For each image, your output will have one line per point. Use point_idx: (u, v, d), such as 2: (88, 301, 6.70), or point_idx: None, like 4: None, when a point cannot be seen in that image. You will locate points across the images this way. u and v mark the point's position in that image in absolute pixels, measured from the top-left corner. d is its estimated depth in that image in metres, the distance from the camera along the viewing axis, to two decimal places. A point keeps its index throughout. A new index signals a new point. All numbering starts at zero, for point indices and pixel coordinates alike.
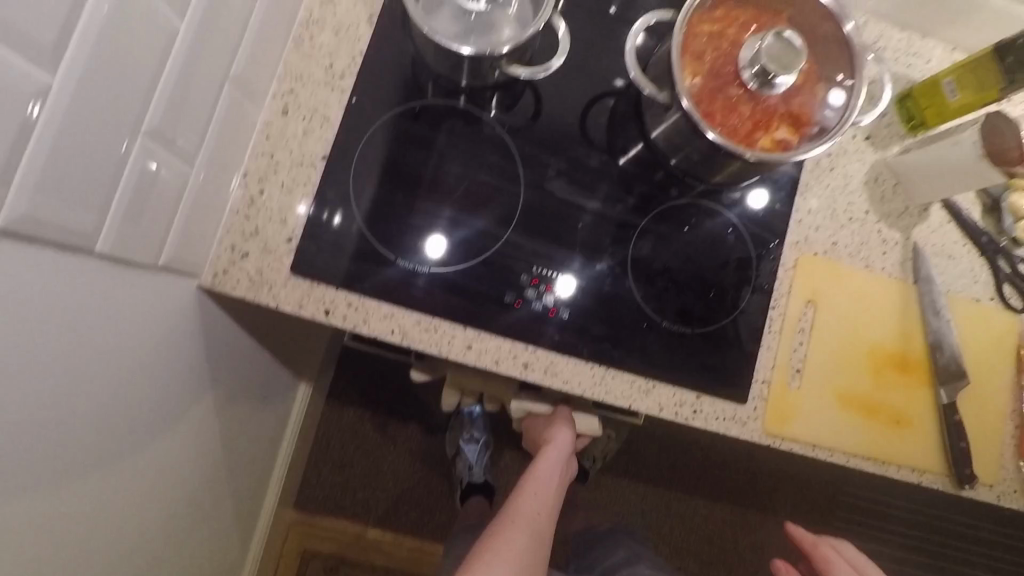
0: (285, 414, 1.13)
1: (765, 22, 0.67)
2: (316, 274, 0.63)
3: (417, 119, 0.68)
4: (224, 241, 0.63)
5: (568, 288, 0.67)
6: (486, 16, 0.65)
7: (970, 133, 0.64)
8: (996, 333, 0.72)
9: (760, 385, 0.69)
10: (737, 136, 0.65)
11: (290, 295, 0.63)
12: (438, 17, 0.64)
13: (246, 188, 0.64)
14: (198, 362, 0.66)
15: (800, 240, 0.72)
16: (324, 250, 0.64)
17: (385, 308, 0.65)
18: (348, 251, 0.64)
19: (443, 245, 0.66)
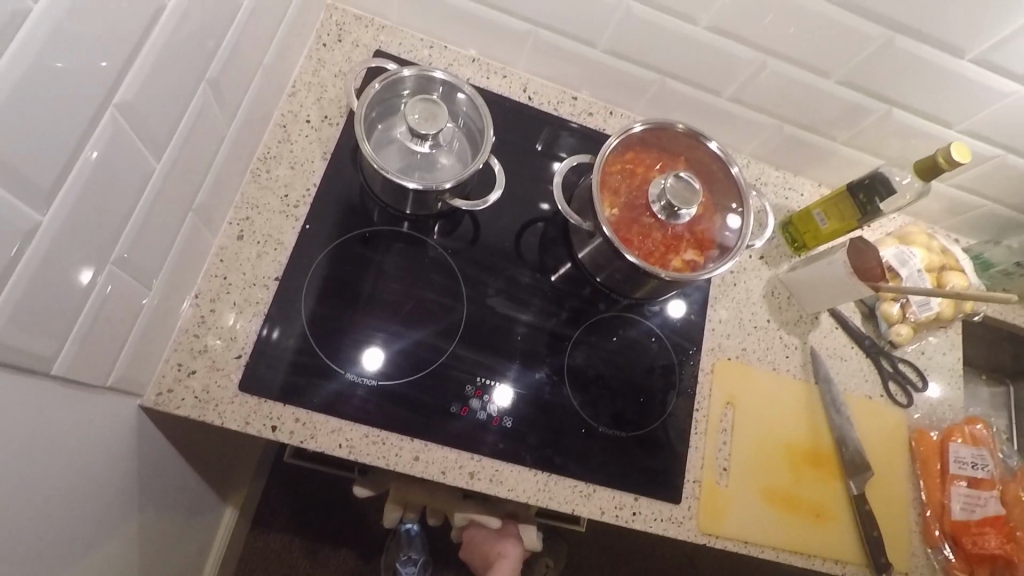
0: (206, 542, 1.06)
1: (667, 164, 0.79)
2: (264, 391, 0.65)
3: (366, 242, 0.74)
4: (171, 359, 0.64)
5: (505, 397, 0.71)
6: (430, 155, 0.73)
7: (840, 255, 0.76)
8: (889, 427, 0.82)
9: (692, 484, 0.74)
10: (653, 259, 0.74)
11: (237, 412, 0.64)
12: (387, 155, 0.72)
13: (197, 308, 0.66)
14: (130, 485, 0.64)
15: (715, 347, 0.80)
16: (273, 367, 0.66)
17: (332, 423, 0.66)
18: (297, 367, 0.66)
19: (380, 358, 0.69)
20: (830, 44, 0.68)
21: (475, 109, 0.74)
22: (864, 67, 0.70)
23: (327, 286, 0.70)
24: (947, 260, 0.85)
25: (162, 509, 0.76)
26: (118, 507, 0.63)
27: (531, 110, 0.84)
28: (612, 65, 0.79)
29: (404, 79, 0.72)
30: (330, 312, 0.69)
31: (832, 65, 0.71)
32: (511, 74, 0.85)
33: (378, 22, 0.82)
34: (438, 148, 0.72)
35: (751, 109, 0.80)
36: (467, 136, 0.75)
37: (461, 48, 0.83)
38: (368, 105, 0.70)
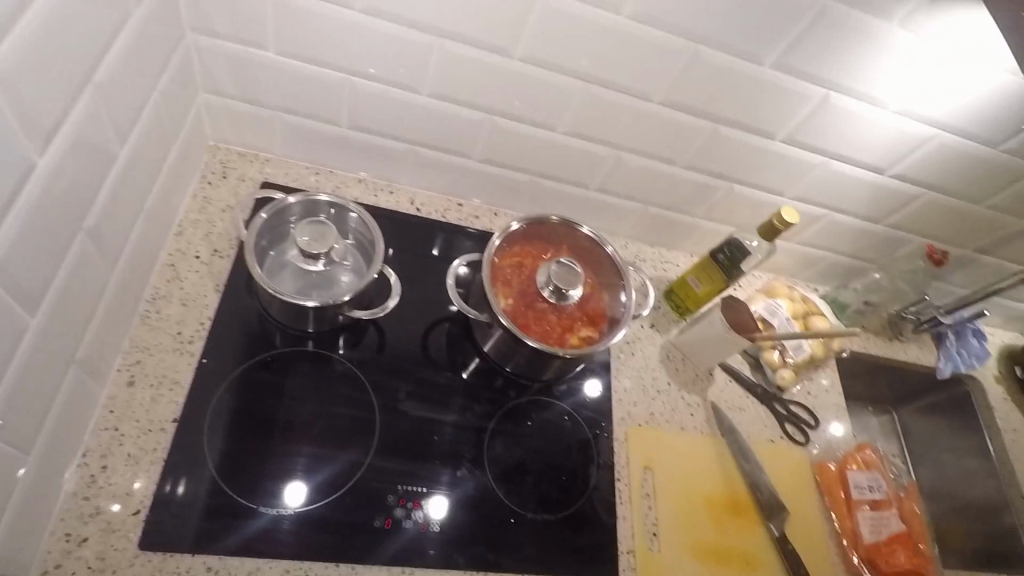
0: None
1: (552, 251, 0.86)
2: (169, 543, 0.60)
3: (269, 367, 0.73)
4: (57, 528, 0.58)
5: (440, 509, 0.70)
6: (325, 273, 0.75)
7: (716, 314, 0.85)
8: (794, 466, 0.88)
9: (626, 556, 0.75)
10: (551, 340, 0.78)
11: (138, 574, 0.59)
12: (282, 279, 0.73)
13: (87, 466, 0.62)
14: None
15: (625, 415, 0.84)
16: (177, 515, 0.62)
17: (248, 564, 0.62)
18: (204, 511, 0.63)
19: (304, 491, 0.66)
20: (670, 136, 0.79)
21: (365, 224, 0.77)
22: (702, 152, 0.81)
23: (231, 418, 0.68)
24: (809, 307, 0.96)
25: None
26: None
27: (421, 219, 0.89)
28: (489, 172, 0.86)
29: (290, 206, 0.75)
30: (236, 444, 0.67)
31: (675, 153, 0.81)
32: (398, 190, 0.90)
33: (263, 158, 0.86)
34: (332, 264, 0.75)
35: (617, 196, 0.89)
36: (359, 250, 0.78)
37: (346, 171, 0.88)
38: (257, 234, 0.72)
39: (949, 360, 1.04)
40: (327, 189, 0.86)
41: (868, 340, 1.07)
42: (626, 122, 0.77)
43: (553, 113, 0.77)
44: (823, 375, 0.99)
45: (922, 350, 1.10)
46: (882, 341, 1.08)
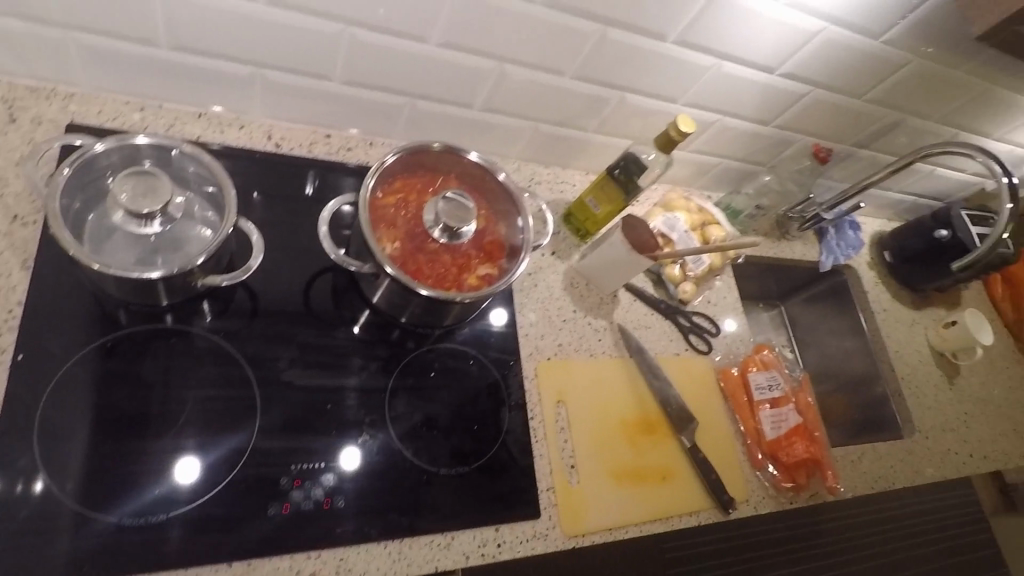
0: None
1: (438, 183, 0.77)
2: None
3: (112, 354, 0.61)
4: None
5: (352, 460, 0.65)
6: (168, 235, 0.61)
7: (617, 235, 0.81)
8: (698, 375, 0.89)
9: (546, 493, 0.73)
10: (447, 283, 0.72)
11: None
12: (110, 249, 0.58)
13: None
14: None
15: (533, 351, 0.80)
16: (16, 548, 0.51)
17: None
18: (51, 537, 0.52)
19: (197, 467, 0.58)
20: (557, 43, 0.70)
21: (204, 168, 0.64)
22: (592, 59, 0.73)
23: (69, 422, 0.56)
24: (704, 218, 0.95)
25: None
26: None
27: (282, 158, 0.76)
28: (355, 97, 0.74)
29: (99, 154, 0.60)
30: (80, 452, 0.55)
31: (564, 61, 0.73)
32: (249, 123, 0.75)
33: (63, 92, 0.68)
34: (172, 224, 0.61)
35: (504, 114, 0.81)
36: (203, 201, 0.65)
37: (178, 104, 0.72)
38: (63, 194, 0.57)
39: (833, 253, 1.12)
40: (156, 130, 0.70)
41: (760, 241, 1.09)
42: (507, 28, 0.67)
43: (423, 22, 0.65)
44: (722, 283, 1.00)
45: (806, 245, 1.14)
46: (771, 241, 1.10)
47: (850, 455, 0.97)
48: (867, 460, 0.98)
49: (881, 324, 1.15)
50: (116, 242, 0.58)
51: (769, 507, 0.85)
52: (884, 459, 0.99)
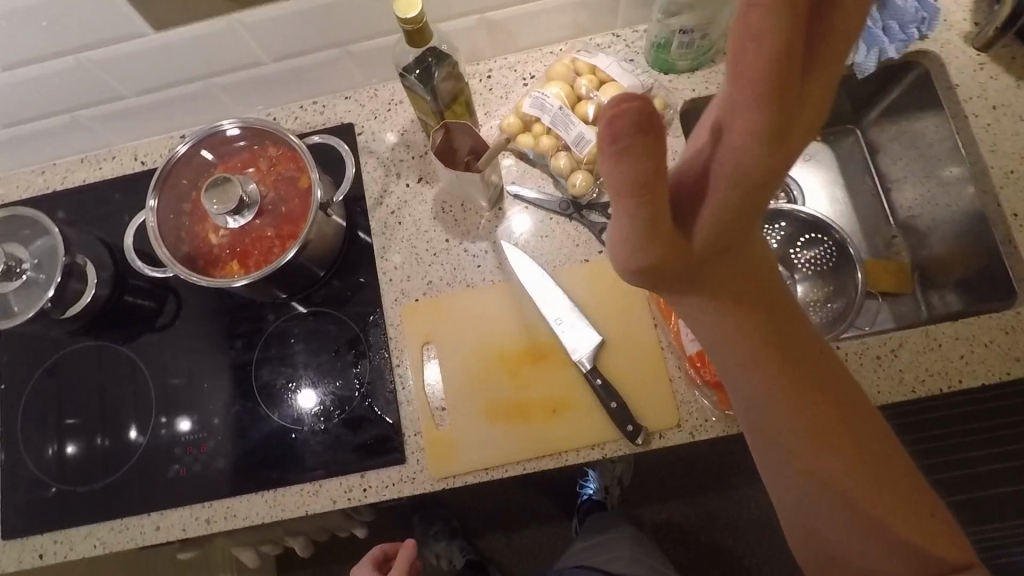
0: None
1: (259, 156, 0.75)
2: (25, 531, 0.74)
3: (55, 374, 0.80)
4: None
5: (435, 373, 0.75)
6: (39, 269, 0.73)
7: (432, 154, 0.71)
8: (613, 282, 0.75)
9: (414, 438, 0.73)
10: (271, 258, 0.72)
11: (9, 558, 0.74)
12: (31, 304, 0.71)
13: None
14: None
15: (398, 296, 0.77)
16: (24, 509, 0.75)
17: (82, 530, 0.74)
18: (44, 500, 0.75)
19: (313, 396, 0.75)
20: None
21: (38, 214, 0.74)
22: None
23: (41, 424, 0.78)
24: (595, 83, 0.73)
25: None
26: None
27: (148, 172, 0.83)
28: (164, 97, 0.77)
29: None
30: (50, 445, 0.78)
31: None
32: (118, 151, 0.85)
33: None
34: (28, 270, 0.72)
35: (300, 53, 0.74)
36: (48, 239, 0.74)
37: (64, 157, 0.85)
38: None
39: (876, 43, 0.75)
40: (55, 186, 0.85)
41: None
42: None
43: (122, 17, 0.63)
44: None
45: None
46: None
47: (876, 349, 0.71)
48: (912, 351, 0.70)
49: (989, 125, 0.73)
50: (29, 300, 0.71)
51: (710, 431, 0.69)
52: (948, 345, 0.70)
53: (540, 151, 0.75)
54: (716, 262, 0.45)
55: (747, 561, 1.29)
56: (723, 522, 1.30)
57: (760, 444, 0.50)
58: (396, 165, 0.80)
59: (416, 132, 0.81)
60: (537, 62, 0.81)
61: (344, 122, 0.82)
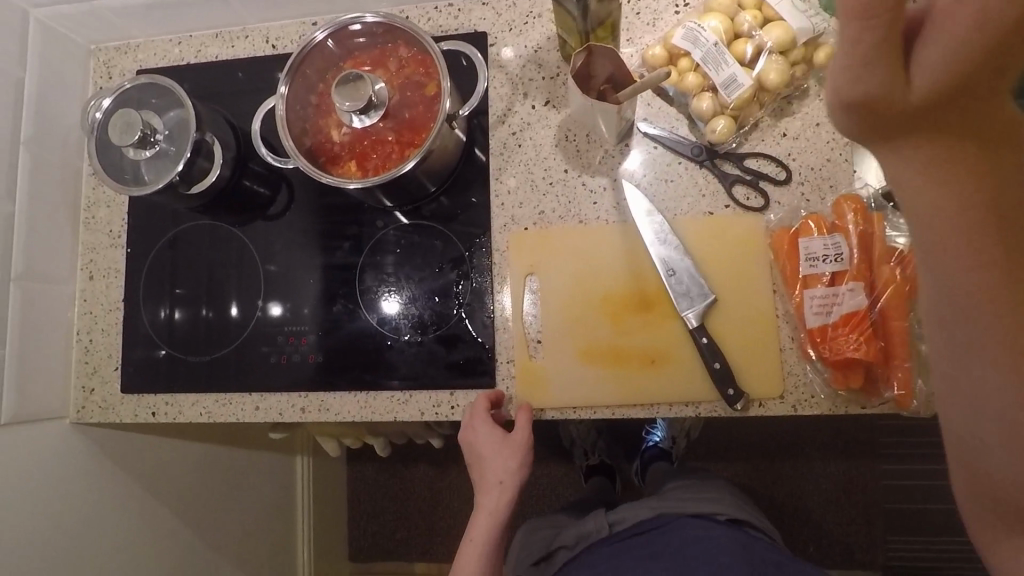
0: (288, 483, 1.22)
1: (389, 56, 0.73)
2: (141, 388, 0.80)
3: (173, 248, 0.83)
4: (78, 384, 0.82)
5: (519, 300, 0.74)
6: (172, 139, 0.74)
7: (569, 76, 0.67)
8: (735, 240, 0.70)
9: (506, 365, 0.73)
10: (392, 163, 0.71)
11: (126, 410, 0.80)
12: (161, 173, 0.73)
13: (82, 341, 0.82)
14: (108, 470, 0.83)
15: (508, 222, 0.75)
16: (142, 368, 0.81)
17: (191, 397, 0.79)
18: (158, 363, 0.80)
19: (393, 304, 0.76)
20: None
21: (174, 84, 0.74)
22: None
23: (157, 293, 0.82)
24: (759, 21, 0.66)
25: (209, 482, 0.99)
26: (132, 503, 0.86)
27: (276, 58, 0.82)
28: None
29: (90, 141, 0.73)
30: (165, 314, 0.82)
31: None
32: (251, 31, 0.83)
33: (132, 46, 0.86)
34: (161, 141, 0.73)
35: None
36: (182, 112, 0.74)
37: (201, 30, 0.84)
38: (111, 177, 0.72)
39: None
40: (190, 59, 0.84)
41: None
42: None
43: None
44: (813, 103, 0.71)
45: None
46: None
47: None
48: None
49: None
50: (160, 170, 0.73)
51: (815, 407, 0.67)
52: None
53: (682, 88, 0.70)
54: (956, 129, 0.33)
55: (802, 536, 1.26)
56: (788, 491, 1.27)
57: (949, 371, 0.39)
58: (524, 84, 0.76)
59: (550, 51, 0.76)
60: None
61: (477, 30, 0.78)
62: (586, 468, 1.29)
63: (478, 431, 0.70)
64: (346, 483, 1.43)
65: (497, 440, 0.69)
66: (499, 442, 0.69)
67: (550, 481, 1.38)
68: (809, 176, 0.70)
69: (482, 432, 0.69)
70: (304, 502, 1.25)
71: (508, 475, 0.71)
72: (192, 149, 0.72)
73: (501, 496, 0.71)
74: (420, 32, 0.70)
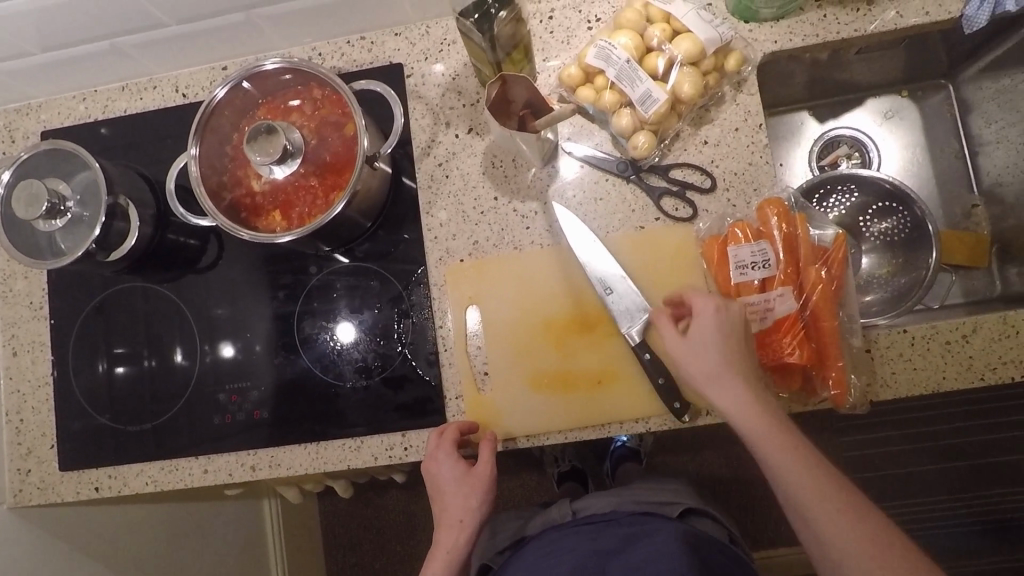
0: (256, 530, 1.19)
1: (303, 100, 0.72)
2: (79, 464, 0.77)
3: (98, 315, 0.80)
4: (12, 466, 0.78)
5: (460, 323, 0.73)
6: (82, 203, 0.71)
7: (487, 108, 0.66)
8: (669, 252, 0.71)
9: (456, 401, 0.72)
10: (318, 209, 0.70)
11: (66, 488, 0.77)
12: (76, 240, 0.69)
13: (11, 421, 0.79)
14: (56, 550, 0.80)
15: (443, 255, 0.74)
16: (79, 442, 0.77)
17: (136, 467, 0.76)
18: (95, 436, 0.77)
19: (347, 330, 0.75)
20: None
21: (78, 147, 0.70)
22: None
23: (86, 364, 0.79)
24: (667, 34, 0.66)
25: (170, 544, 0.96)
26: None
27: (188, 107, 0.79)
28: (204, 28, 0.72)
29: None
30: (97, 384, 0.78)
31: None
32: (159, 80, 0.80)
33: (34, 107, 0.82)
34: (72, 207, 0.70)
35: None
36: (91, 174, 0.71)
37: (105, 84, 0.80)
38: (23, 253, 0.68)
39: None
40: (97, 116, 0.80)
41: (825, 13, 0.71)
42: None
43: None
44: (730, 109, 0.71)
45: None
46: (850, 9, 0.71)
47: (947, 333, 0.66)
48: (986, 337, 0.66)
49: None
50: (74, 237, 0.70)
51: None
52: None
53: (600, 106, 0.70)
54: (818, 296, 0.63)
55: (774, 517, 1.28)
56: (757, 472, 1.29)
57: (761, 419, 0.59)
58: (445, 113, 0.75)
59: (468, 77, 0.75)
60: (604, 2, 0.74)
61: (393, 62, 0.77)
62: (558, 474, 1.28)
63: (438, 462, 0.67)
64: (319, 518, 1.41)
65: (458, 474, 0.67)
66: (456, 477, 0.67)
67: (526, 490, 1.38)
68: (733, 182, 0.71)
69: (444, 465, 0.67)
70: (277, 545, 1.22)
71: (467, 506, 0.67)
72: (107, 213, 0.69)
73: (460, 536, 0.66)
74: (328, 72, 0.68)
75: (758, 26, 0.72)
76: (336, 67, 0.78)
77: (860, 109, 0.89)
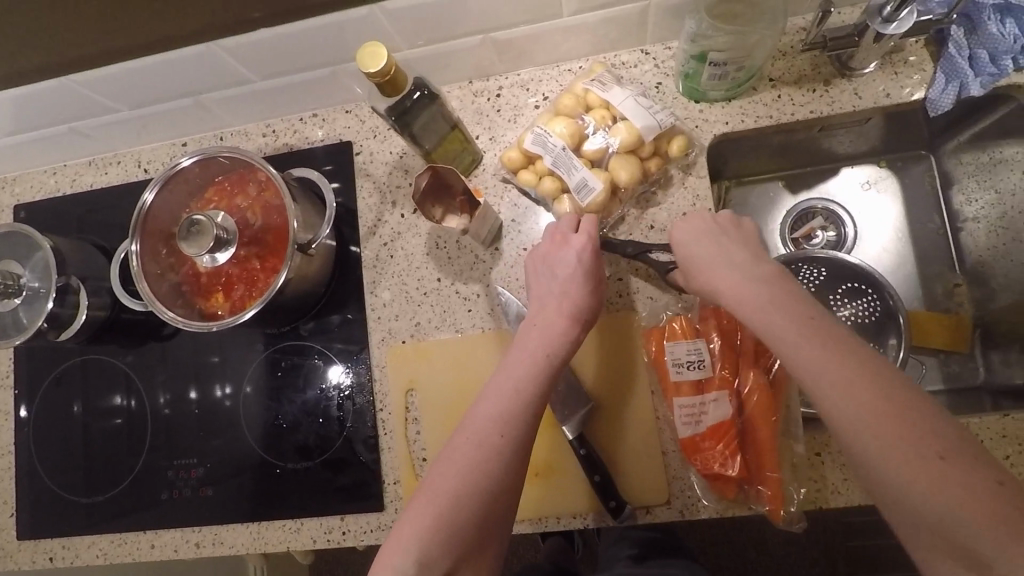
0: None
1: (247, 182, 0.71)
2: (33, 533, 0.79)
3: (58, 385, 0.82)
4: None
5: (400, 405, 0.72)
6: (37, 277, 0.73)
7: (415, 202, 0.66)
8: (611, 341, 0.69)
9: (393, 487, 0.71)
10: (255, 291, 0.69)
11: (20, 557, 0.79)
12: (37, 311, 0.71)
13: None
14: None
15: (385, 336, 0.73)
16: (35, 510, 0.79)
17: (86, 538, 0.78)
18: (51, 506, 0.79)
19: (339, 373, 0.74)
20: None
21: (31, 229, 0.72)
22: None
23: (46, 433, 0.81)
24: (606, 118, 0.65)
25: None
26: None
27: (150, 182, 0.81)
28: (157, 112, 0.73)
29: None
30: (56, 455, 0.81)
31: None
32: (123, 156, 0.82)
33: (9, 181, 0.85)
34: (29, 284, 0.72)
35: (291, 71, 0.68)
36: (44, 253, 0.73)
37: (73, 159, 0.83)
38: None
39: (957, 76, 0.63)
40: (65, 190, 0.83)
41: (780, 94, 0.68)
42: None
43: (120, 37, 0.60)
44: (678, 192, 0.69)
45: (907, 66, 0.66)
46: (805, 89, 0.68)
47: None
48: None
49: None
50: (34, 309, 0.71)
51: (702, 512, 0.64)
52: (992, 442, 0.61)
53: (540, 191, 0.68)
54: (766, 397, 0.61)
55: None
56: None
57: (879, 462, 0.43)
58: (392, 192, 0.75)
59: (415, 156, 0.75)
60: (551, 81, 0.73)
61: (342, 140, 0.77)
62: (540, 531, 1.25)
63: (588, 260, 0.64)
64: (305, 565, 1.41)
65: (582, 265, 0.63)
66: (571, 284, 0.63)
67: None
68: None
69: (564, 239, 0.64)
70: None
71: (493, 440, 0.56)
72: (58, 291, 0.71)
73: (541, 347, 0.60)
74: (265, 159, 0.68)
75: (709, 106, 0.69)
76: (289, 145, 0.78)
77: (835, 179, 0.85)
